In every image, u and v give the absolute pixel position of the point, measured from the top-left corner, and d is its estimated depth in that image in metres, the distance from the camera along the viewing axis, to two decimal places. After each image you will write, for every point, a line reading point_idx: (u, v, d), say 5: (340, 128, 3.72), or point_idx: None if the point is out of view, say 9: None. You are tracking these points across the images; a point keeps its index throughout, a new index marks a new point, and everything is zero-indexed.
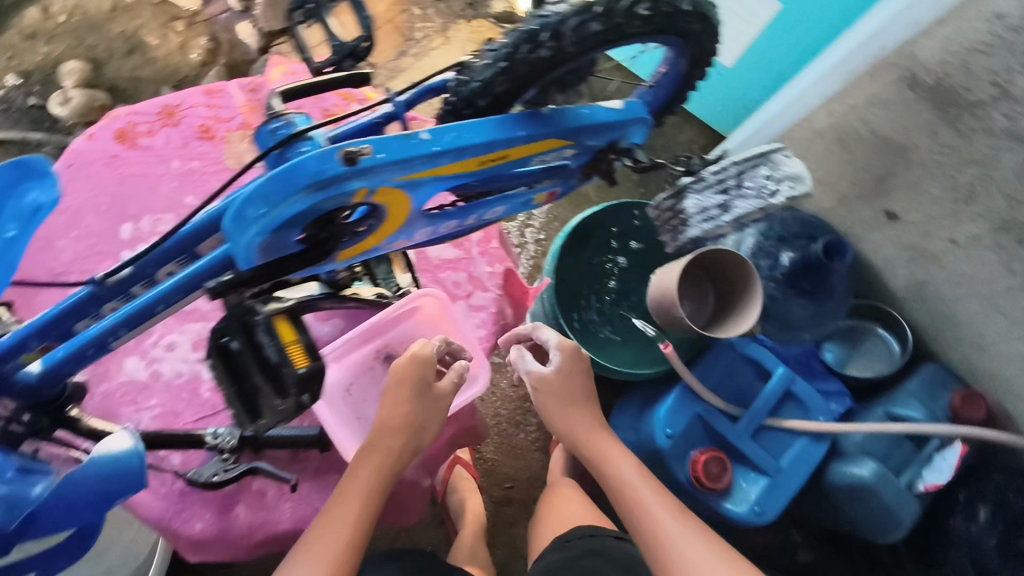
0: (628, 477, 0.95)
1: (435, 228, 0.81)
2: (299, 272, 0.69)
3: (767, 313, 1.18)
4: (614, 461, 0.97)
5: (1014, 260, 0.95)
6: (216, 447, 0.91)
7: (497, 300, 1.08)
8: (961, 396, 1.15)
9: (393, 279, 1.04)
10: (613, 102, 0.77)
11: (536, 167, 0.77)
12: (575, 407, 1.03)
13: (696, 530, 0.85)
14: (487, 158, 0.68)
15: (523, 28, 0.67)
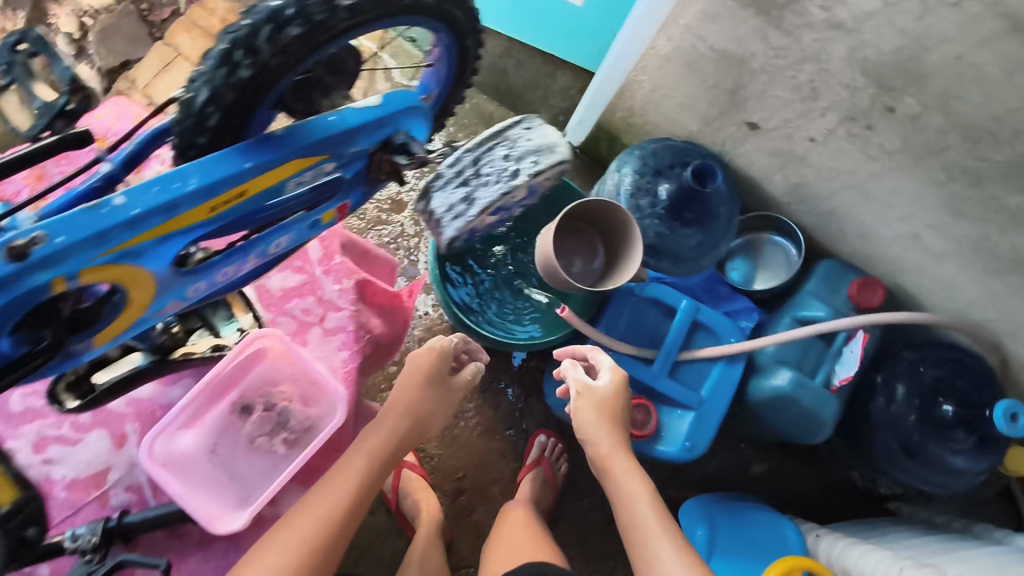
0: (635, 491, 0.96)
1: (212, 281, 0.76)
2: (43, 371, 0.66)
3: (657, 252, 1.16)
4: (626, 476, 0.97)
5: (869, 146, 0.95)
6: (77, 550, 0.85)
7: (354, 317, 1.08)
8: (858, 284, 1.17)
9: (232, 324, 0.99)
10: (368, 99, 0.76)
11: (295, 190, 0.75)
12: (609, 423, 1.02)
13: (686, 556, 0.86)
14: (215, 202, 0.66)
15: (218, 47, 0.63)
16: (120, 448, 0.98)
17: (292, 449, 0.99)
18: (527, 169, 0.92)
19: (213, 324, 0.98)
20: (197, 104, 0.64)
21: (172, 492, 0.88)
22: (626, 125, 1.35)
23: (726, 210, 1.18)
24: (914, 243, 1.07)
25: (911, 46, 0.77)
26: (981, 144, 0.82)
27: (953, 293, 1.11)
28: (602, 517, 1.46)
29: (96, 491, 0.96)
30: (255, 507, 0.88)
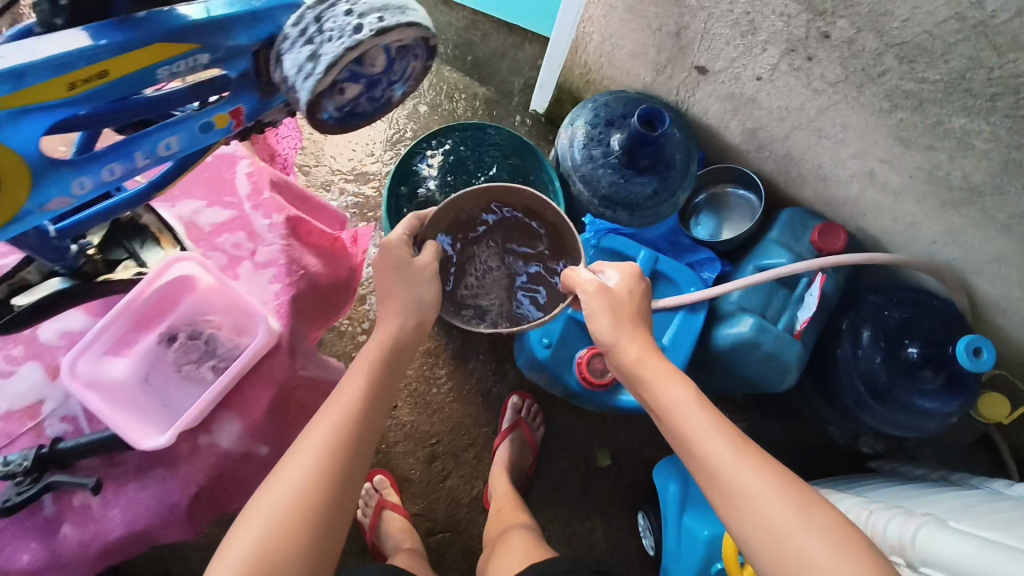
0: (691, 412, 0.76)
1: (85, 185, 0.51)
2: None
3: (614, 202, 1.15)
4: (677, 388, 0.79)
5: (812, 78, 0.95)
6: (7, 473, 0.68)
7: (290, 256, 0.78)
8: (819, 229, 1.15)
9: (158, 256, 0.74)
10: (107, 75, 0.45)
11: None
12: (623, 325, 0.84)
13: (806, 503, 0.67)
14: (52, 91, 0.43)
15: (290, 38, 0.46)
16: (54, 378, 0.74)
17: (175, 391, 0.74)
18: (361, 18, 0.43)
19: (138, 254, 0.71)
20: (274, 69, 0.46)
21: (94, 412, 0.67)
22: (586, 83, 1.33)
23: (681, 158, 1.16)
24: (871, 180, 1.06)
25: None
26: (916, 63, 0.82)
27: (915, 232, 1.09)
28: (577, 478, 1.46)
29: (32, 422, 0.73)
30: (192, 414, 0.69)
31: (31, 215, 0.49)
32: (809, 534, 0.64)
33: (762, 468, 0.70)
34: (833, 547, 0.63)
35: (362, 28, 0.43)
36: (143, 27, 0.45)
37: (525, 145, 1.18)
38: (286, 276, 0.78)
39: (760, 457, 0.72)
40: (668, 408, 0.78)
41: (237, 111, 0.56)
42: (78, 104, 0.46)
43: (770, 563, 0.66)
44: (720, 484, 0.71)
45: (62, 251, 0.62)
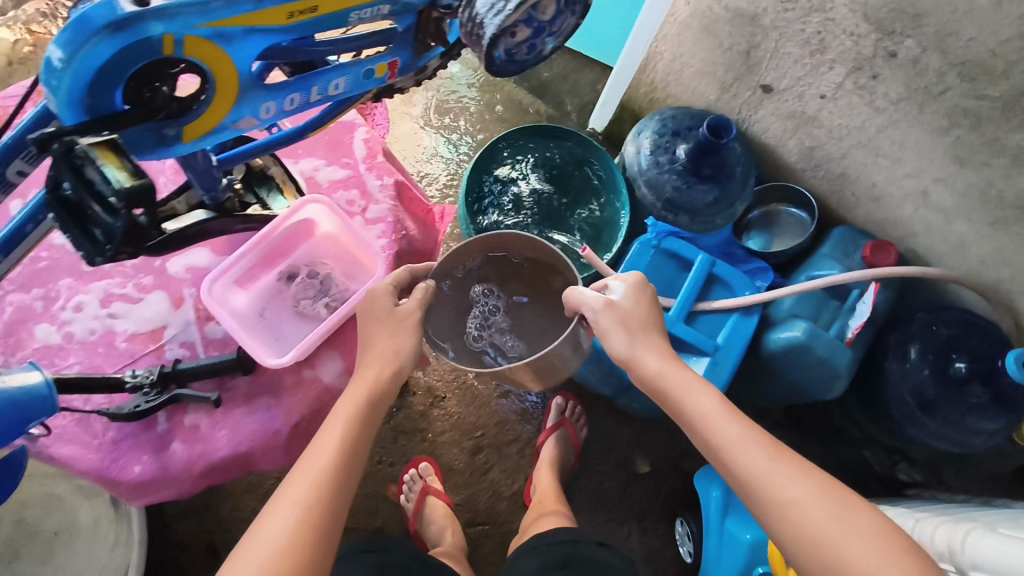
0: (723, 420, 0.74)
1: (273, 112, 0.59)
2: (157, 154, 0.54)
3: (676, 206, 1.22)
4: (703, 398, 0.77)
5: (875, 96, 1.02)
6: (136, 384, 0.74)
7: (396, 214, 0.86)
8: (872, 246, 1.19)
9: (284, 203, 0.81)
10: (316, 11, 0.53)
11: (206, 108, 0.53)
12: (640, 339, 0.82)
13: (844, 506, 0.65)
14: (280, 18, 0.51)
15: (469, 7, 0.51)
16: (177, 307, 0.80)
17: (285, 331, 0.80)
18: None
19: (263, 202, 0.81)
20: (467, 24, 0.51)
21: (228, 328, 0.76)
22: (649, 101, 1.42)
23: (741, 169, 1.23)
24: (924, 200, 1.12)
25: None
26: (978, 81, 0.89)
27: (963, 253, 1.14)
28: (616, 482, 1.46)
29: (155, 344, 0.79)
30: (311, 340, 0.76)
31: (225, 128, 0.56)
32: (854, 533, 0.63)
33: (795, 477, 0.68)
34: (873, 555, 0.62)
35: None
36: None
37: (597, 149, 1.27)
38: (392, 232, 0.85)
39: (796, 461, 0.70)
40: (696, 419, 0.76)
41: (394, 63, 0.64)
42: (291, 32, 0.53)
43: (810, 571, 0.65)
44: (755, 492, 0.69)
45: (214, 181, 0.69)
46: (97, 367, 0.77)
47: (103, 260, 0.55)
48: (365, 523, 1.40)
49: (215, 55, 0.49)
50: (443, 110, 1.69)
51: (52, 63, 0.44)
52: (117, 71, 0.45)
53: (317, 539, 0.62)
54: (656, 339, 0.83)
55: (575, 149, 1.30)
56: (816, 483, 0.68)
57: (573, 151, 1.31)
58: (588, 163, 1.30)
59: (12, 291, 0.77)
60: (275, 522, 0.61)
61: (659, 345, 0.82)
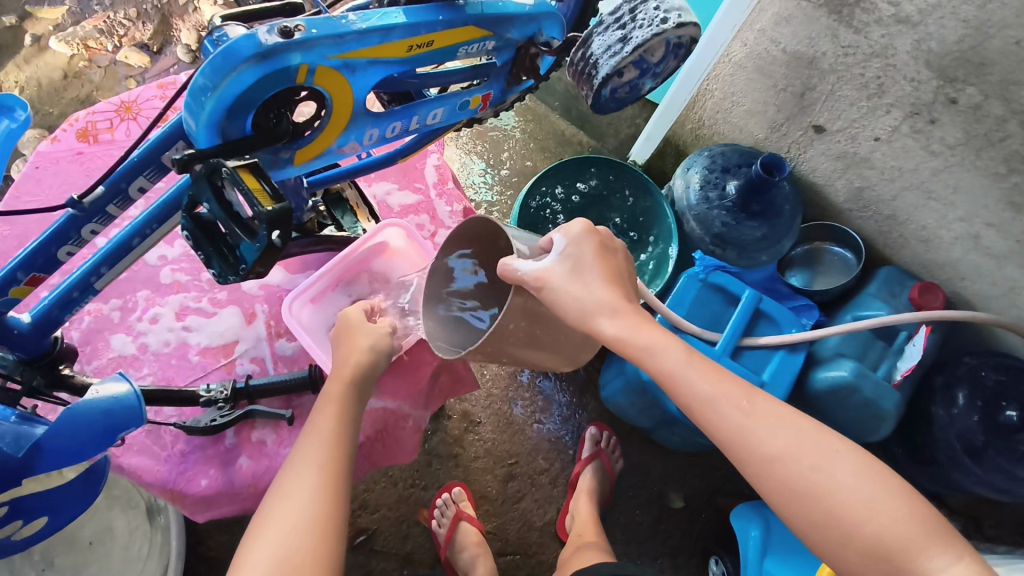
0: (695, 380, 0.64)
1: (376, 140, 0.62)
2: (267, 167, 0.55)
3: (723, 241, 1.24)
4: (672, 358, 0.65)
5: (931, 141, 1.03)
6: (209, 398, 0.74)
7: None
8: (919, 287, 1.19)
9: (360, 226, 0.84)
10: (427, 47, 0.55)
11: (318, 133, 0.55)
12: (593, 289, 0.66)
13: (832, 452, 0.60)
14: (399, 52, 0.54)
15: (583, 57, 0.53)
16: (250, 322, 0.82)
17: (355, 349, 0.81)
18: (661, 21, 0.50)
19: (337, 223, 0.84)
20: (583, 73, 0.53)
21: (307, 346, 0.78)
22: (695, 138, 1.45)
23: (790, 208, 1.24)
24: (975, 244, 1.12)
25: (973, 35, 0.88)
26: None
27: (1013, 299, 1.14)
28: (648, 517, 1.43)
29: (226, 358, 0.80)
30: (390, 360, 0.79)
31: (331, 153, 0.59)
32: (848, 483, 0.59)
33: (782, 431, 0.61)
34: (874, 501, 0.58)
35: (667, 22, 0.50)
36: (466, 11, 0.56)
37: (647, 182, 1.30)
38: None
39: (778, 408, 0.63)
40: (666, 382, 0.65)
41: (487, 96, 0.66)
42: (406, 64, 0.56)
43: (805, 528, 0.60)
44: (739, 456, 0.62)
45: (302, 201, 0.70)
46: (169, 379, 0.78)
47: (234, 279, 0.53)
48: (395, 547, 1.37)
49: (339, 85, 0.52)
50: (486, 138, 1.72)
51: (199, 87, 0.46)
52: (255, 95, 0.48)
53: (328, 509, 0.60)
54: (605, 286, 0.67)
55: (625, 185, 1.34)
56: (803, 430, 0.62)
57: (623, 185, 1.34)
58: (638, 197, 1.34)
59: (93, 301, 0.79)
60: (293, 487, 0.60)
61: (610, 294, 0.67)
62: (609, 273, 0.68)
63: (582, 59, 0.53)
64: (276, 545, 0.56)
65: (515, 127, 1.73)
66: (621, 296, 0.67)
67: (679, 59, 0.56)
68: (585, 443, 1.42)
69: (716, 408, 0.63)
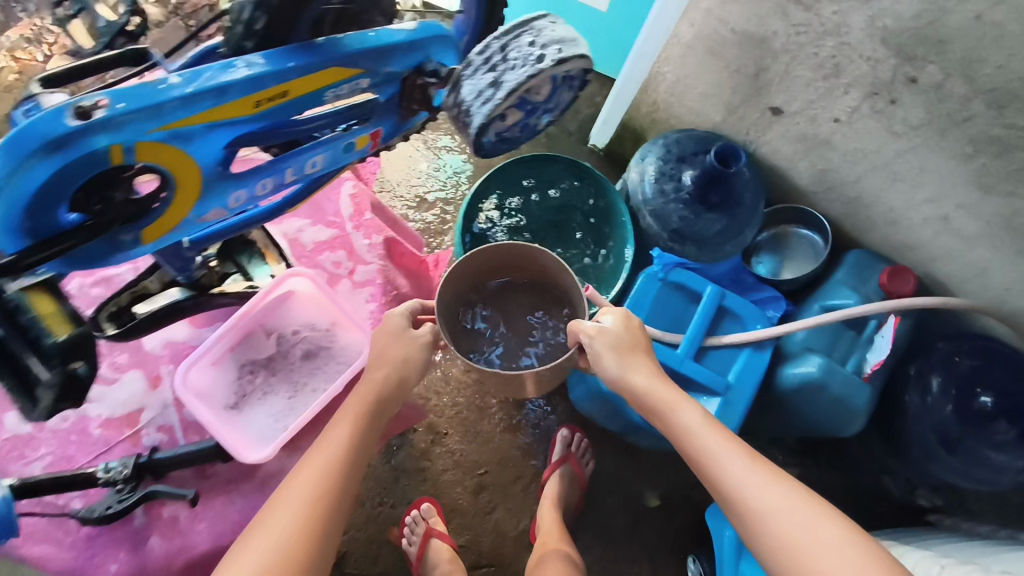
0: (704, 433, 0.82)
1: (253, 192, 0.72)
2: (99, 249, 0.64)
3: (681, 236, 1.17)
4: (693, 416, 0.84)
5: (893, 121, 0.96)
6: (109, 480, 0.90)
7: (381, 270, 1.14)
8: (888, 272, 1.13)
9: (266, 271, 1.01)
10: (273, 106, 0.65)
11: (171, 200, 0.66)
12: (629, 358, 0.89)
13: (820, 514, 0.73)
14: (240, 107, 0.62)
15: (456, 101, 0.60)
16: (153, 389, 1.03)
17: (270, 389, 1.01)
18: (548, 57, 0.56)
19: (246, 269, 1.00)
20: (461, 113, 0.60)
21: (204, 421, 0.94)
22: (651, 121, 1.36)
23: (750, 197, 1.18)
24: (946, 226, 1.05)
25: (930, 10, 0.79)
26: (1006, 109, 0.82)
27: (987, 280, 1.08)
28: (625, 517, 1.40)
29: (129, 431, 1.00)
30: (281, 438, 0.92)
31: (191, 220, 0.69)
32: (831, 543, 0.70)
33: (769, 485, 0.76)
34: (853, 564, 0.68)
35: (542, 61, 0.57)
36: (323, 55, 0.64)
37: (597, 177, 1.22)
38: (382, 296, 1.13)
39: (778, 473, 0.78)
40: (682, 429, 0.83)
41: (374, 133, 0.75)
42: (261, 117, 0.65)
43: (770, 561, 0.74)
44: (739, 507, 0.76)
45: (185, 262, 0.81)
46: (72, 455, 0.98)
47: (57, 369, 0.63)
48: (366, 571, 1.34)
49: (167, 153, 0.60)
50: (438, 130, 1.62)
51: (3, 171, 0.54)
52: (56, 186, 0.56)
53: (315, 527, 0.73)
54: (642, 361, 0.89)
55: (575, 183, 1.27)
56: (798, 494, 0.75)
57: (573, 183, 1.27)
58: (590, 196, 1.27)
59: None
60: (279, 517, 0.73)
61: (648, 363, 0.89)
62: (646, 349, 0.91)
63: (455, 105, 0.60)
64: (266, 556, 0.70)
65: None
66: (657, 368, 0.89)
67: (560, 88, 0.62)
68: (557, 447, 1.38)
69: (720, 456, 0.79)
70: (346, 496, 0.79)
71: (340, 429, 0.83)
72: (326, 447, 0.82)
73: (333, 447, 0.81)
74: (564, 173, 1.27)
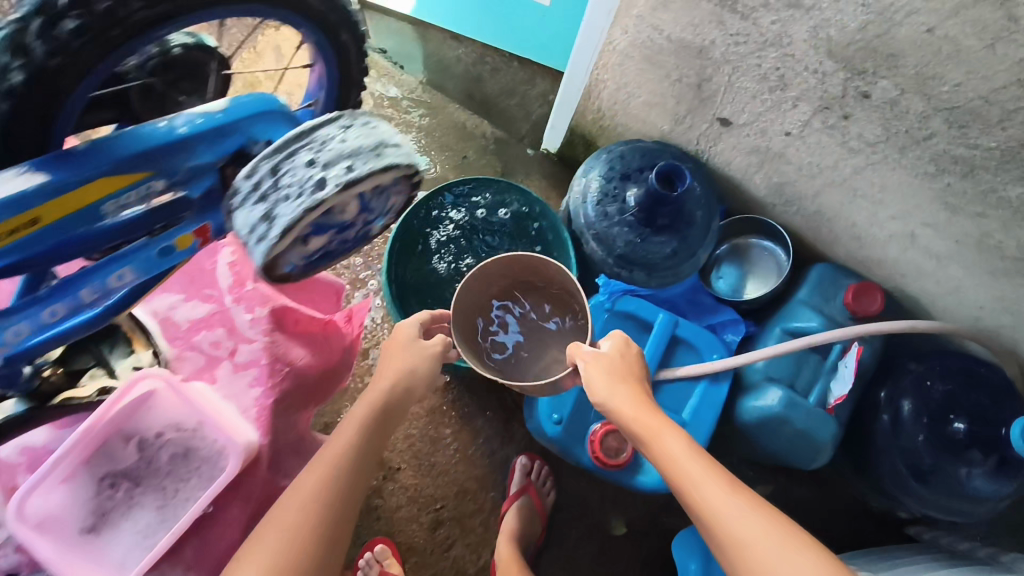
0: (687, 460, 0.73)
1: (41, 320, 0.67)
2: None
3: (628, 262, 1.08)
4: (675, 443, 0.75)
5: (848, 137, 0.85)
6: None
7: (267, 350, 0.90)
8: (852, 290, 1.04)
9: (132, 360, 0.88)
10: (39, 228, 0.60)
11: None
12: (616, 382, 0.78)
13: (797, 549, 0.65)
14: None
15: (246, 226, 0.66)
16: None
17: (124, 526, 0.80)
18: (334, 177, 0.64)
19: (107, 361, 0.87)
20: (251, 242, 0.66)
21: (43, 559, 0.73)
22: (599, 128, 1.26)
23: (702, 214, 1.08)
24: (912, 243, 0.96)
25: (877, 22, 0.68)
26: (969, 129, 0.72)
27: (958, 297, 0.99)
28: (590, 547, 1.34)
29: None
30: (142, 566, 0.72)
31: None
32: None
33: (751, 515, 0.68)
34: None
35: (312, 193, 0.64)
36: (93, 166, 0.59)
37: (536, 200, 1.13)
38: (267, 378, 0.89)
39: (758, 503, 0.70)
40: (662, 457, 0.74)
41: (195, 231, 0.72)
42: (4, 251, 0.59)
43: None
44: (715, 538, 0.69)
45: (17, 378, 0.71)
46: None
47: None
48: None
49: None
50: None
51: None
52: None
53: (318, 530, 0.72)
54: (628, 383, 0.80)
55: (517, 206, 1.17)
56: (778, 529, 0.67)
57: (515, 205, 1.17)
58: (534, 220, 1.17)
59: None
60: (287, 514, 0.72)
61: (631, 386, 0.80)
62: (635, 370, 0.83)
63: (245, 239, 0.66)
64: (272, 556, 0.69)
65: (408, 124, 1.53)
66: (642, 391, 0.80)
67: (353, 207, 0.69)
68: (515, 479, 1.31)
69: (700, 486, 0.71)
70: (355, 498, 0.78)
71: (349, 430, 0.81)
72: (335, 444, 0.80)
73: (342, 449, 0.79)
74: (506, 194, 1.17)
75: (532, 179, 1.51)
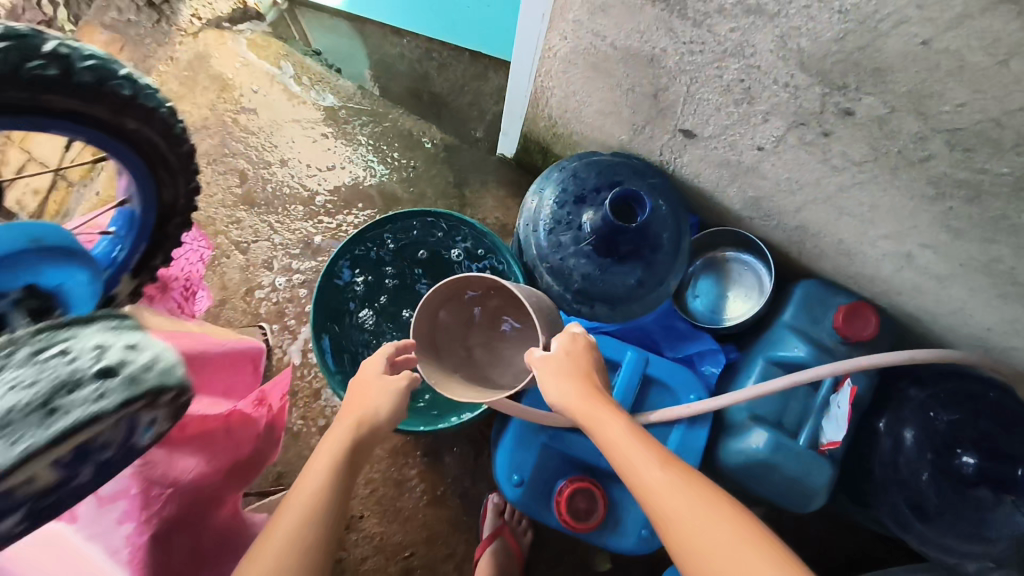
0: (628, 447, 0.61)
1: None
2: None
3: (588, 296, 0.95)
4: (614, 429, 0.63)
5: (830, 155, 0.72)
6: None
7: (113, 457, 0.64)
8: (842, 312, 0.91)
9: None
10: None
11: None
12: (562, 377, 0.68)
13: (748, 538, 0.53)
14: None
15: None
16: None
17: None
18: None
19: None
20: None
21: None
22: (553, 136, 1.11)
23: (670, 236, 0.95)
24: (908, 263, 0.83)
25: (858, 31, 0.54)
26: (975, 153, 0.58)
27: (963, 319, 0.87)
28: None
29: None
30: None
31: None
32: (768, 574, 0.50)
33: (694, 495, 0.56)
34: None
35: None
36: None
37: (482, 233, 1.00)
38: (140, 508, 0.60)
39: (708, 492, 0.57)
40: (602, 449, 0.63)
41: None
42: None
43: None
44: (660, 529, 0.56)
45: None
46: None
47: None
48: None
49: None
50: (316, 157, 1.36)
51: None
52: None
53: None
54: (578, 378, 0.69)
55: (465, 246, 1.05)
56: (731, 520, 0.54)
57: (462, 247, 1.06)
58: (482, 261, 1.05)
59: None
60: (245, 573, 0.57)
61: (579, 380, 0.69)
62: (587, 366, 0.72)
63: None
64: None
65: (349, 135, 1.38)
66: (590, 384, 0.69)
67: None
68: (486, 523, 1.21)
69: (638, 472, 0.59)
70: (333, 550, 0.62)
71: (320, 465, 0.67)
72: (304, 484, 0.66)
73: (309, 489, 0.65)
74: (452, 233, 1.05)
75: (489, 188, 1.37)
